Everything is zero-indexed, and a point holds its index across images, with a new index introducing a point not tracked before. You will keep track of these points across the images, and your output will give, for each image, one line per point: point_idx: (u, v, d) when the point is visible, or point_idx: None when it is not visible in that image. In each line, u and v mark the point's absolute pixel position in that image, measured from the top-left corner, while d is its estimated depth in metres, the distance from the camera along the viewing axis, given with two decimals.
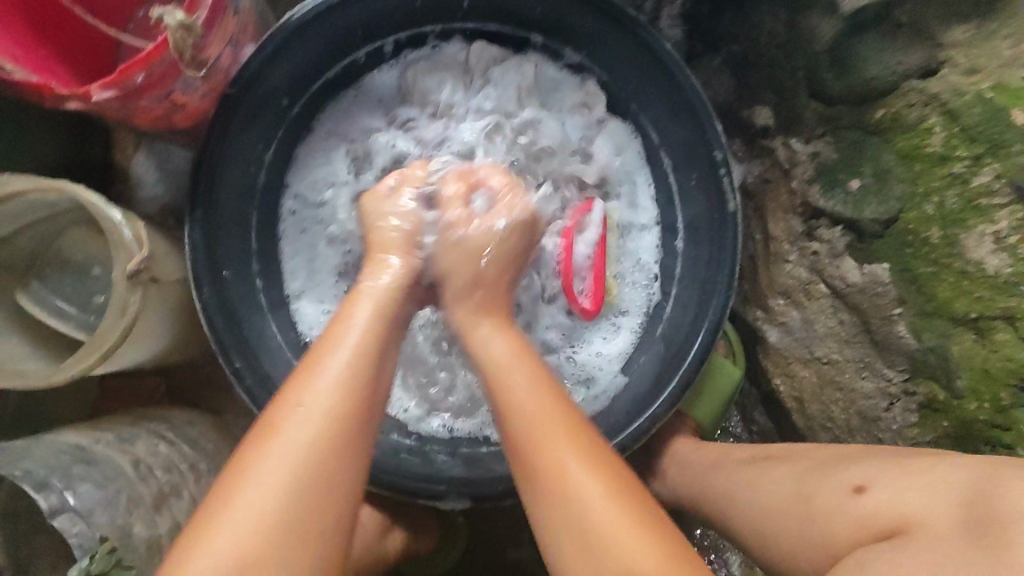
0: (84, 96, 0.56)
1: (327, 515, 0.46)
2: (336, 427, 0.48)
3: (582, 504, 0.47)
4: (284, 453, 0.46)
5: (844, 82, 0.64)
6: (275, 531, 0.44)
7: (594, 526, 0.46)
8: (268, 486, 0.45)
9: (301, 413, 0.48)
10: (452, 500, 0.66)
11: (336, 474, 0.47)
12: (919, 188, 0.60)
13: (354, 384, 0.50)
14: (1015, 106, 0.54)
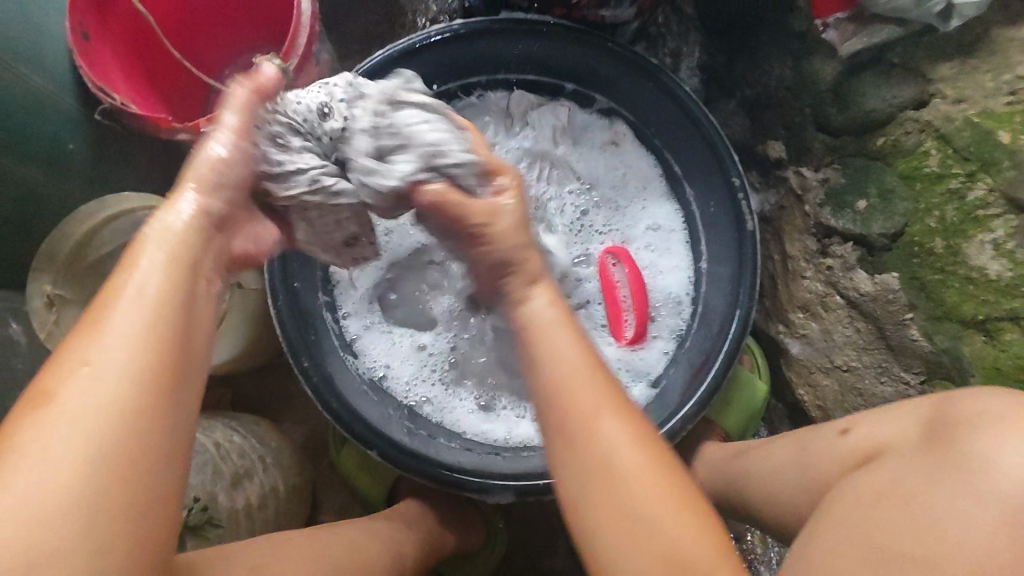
0: (193, 128, 0.66)
1: (129, 482, 0.36)
2: (135, 385, 0.37)
3: (620, 461, 0.45)
4: (67, 420, 0.35)
5: (847, 114, 0.71)
6: (82, 481, 0.35)
7: (614, 472, 0.44)
8: (60, 456, 0.35)
9: (90, 369, 0.37)
10: (496, 494, 0.71)
11: (135, 432, 0.36)
12: (920, 204, 0.67)
13: (151, 357, 0.38)
14: (1000, 128, 0.61)
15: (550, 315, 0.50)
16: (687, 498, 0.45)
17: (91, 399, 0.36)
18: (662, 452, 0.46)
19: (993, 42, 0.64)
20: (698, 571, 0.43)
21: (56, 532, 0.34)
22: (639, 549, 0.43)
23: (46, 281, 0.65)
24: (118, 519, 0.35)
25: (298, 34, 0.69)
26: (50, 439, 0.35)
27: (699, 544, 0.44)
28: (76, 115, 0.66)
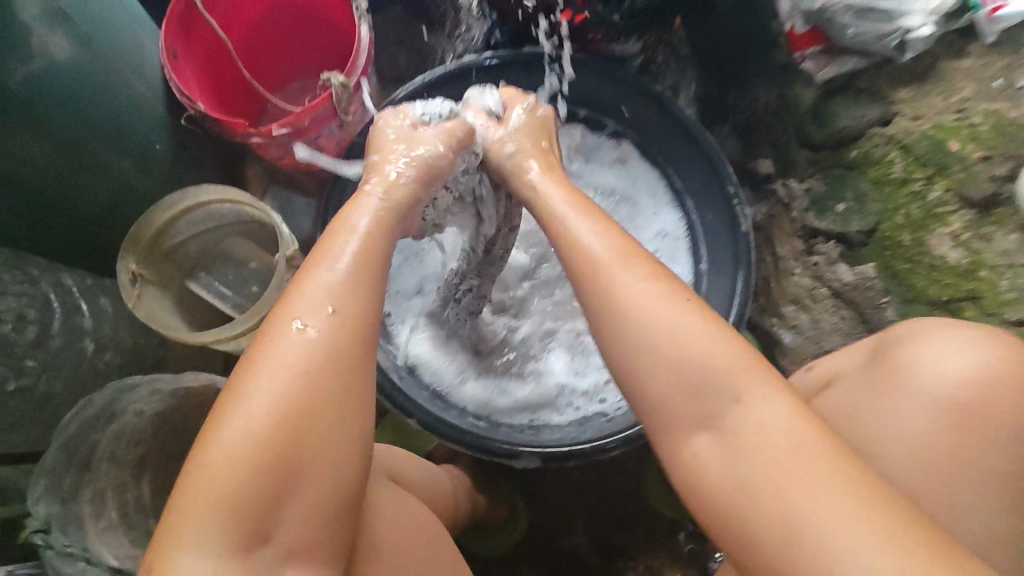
0: (267, 133, 0.77)
1: (351, 406, 0.43)
2: (358, 334, 0.45)
3: (621, 302, 0.48)
4: (299, 355, 0.42)
5: (825, 131, 0.84)
6: (320, 400, 0.42)
7: (657, 328, 0.47)
8: (295, 380, 0.42)
9: (329, 315, 0.44)
10: (523, 459, 0.78)
11: (362, 369, 0.44)
12: (889, 205, 0.78)
13: (365, 312, 0.46)
14: (950, 139, 0.74)
15: (605, 257, 0.50)
16: (741, 346, 0.46)
17: (322, 332, 0.44)
18: (679, 292, 0.48)
19: (942, 71, 0.77)
20: (717, 395, 0.45)
21: (299, 443, 0.41)
22: (665, 383, 0.46)
23: (131, 260, 0.73)
24: (346, 436, 0.42)
25: (358, 56, 0.79)
26: (292, 363, 0.42)
27: (765, 401, 0.44)
28: (162, 116, 0.74)
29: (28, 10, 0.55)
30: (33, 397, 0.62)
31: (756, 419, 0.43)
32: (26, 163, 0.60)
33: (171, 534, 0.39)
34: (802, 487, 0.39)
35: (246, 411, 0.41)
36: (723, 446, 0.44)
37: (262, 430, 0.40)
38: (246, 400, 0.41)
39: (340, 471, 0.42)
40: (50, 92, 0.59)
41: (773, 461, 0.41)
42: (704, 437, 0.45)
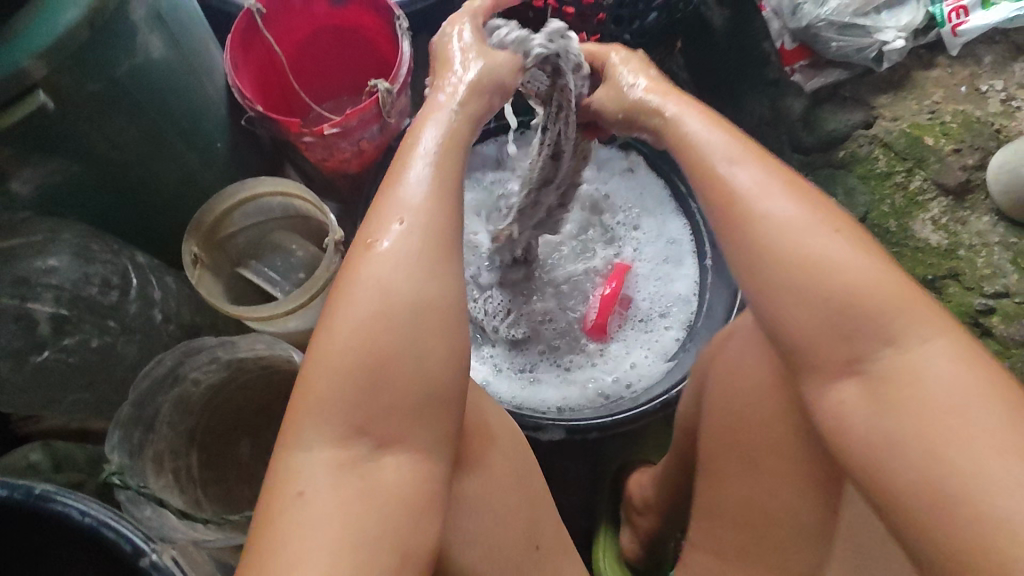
0: (319, 132, 0.86)
1: (434, 313, 0.44)
2: (434, 243, 0.45)
3: (764, 231, 0.47)
4: (381, 270, 0.44)
5: (814, 135, 0.91)
6: (400, 308, 0.43)
7: (803, 260, 0.45)
8: (383, 293, 0.43)
9: (400, 230, 0.44)
10: (549, 431, 0.83)
11: (441, 276, 0.44)
12: (876, 195, 0.85)
13: (440, 221, 0.45)
14: (925, 135, 0.85)
15: (748, 192, 0.47)
16: (898, 285, 0.45)
17: (401, 245, 0.44)
18: (829, 223, 0.46)
19: (913, 80, 0.88)
20: (867, 335, 0.44)
21: (387, 347, 0.42)
22: (815, 326, 0.45)
23: (194, 242, 0.80)
24: (430, 340, 0.43)
25: (400, 67, 0.89)
26: (377, 281, 0.43)
27: (923, 345, 0.43)
28: (224, 117, 0.83)
29: (138, 12, 0.64)
30: (107, 359, 0.68)
31: (914, 359, 0.43)
32: (118, 145, 0.69)
33: (287, 437, 0.43)
34: (954, 428, 0.41)
35: (341, 322, 0.43)
36: (875, 394, 0.44)
37: (357, 340, 0.42)
38: (341, 316, 0.43)
39: (427, 373, 0.43)
40: (143, 83, 0.68)
41: (926, 398, 0.42)
42: (853, 384, 0.45)
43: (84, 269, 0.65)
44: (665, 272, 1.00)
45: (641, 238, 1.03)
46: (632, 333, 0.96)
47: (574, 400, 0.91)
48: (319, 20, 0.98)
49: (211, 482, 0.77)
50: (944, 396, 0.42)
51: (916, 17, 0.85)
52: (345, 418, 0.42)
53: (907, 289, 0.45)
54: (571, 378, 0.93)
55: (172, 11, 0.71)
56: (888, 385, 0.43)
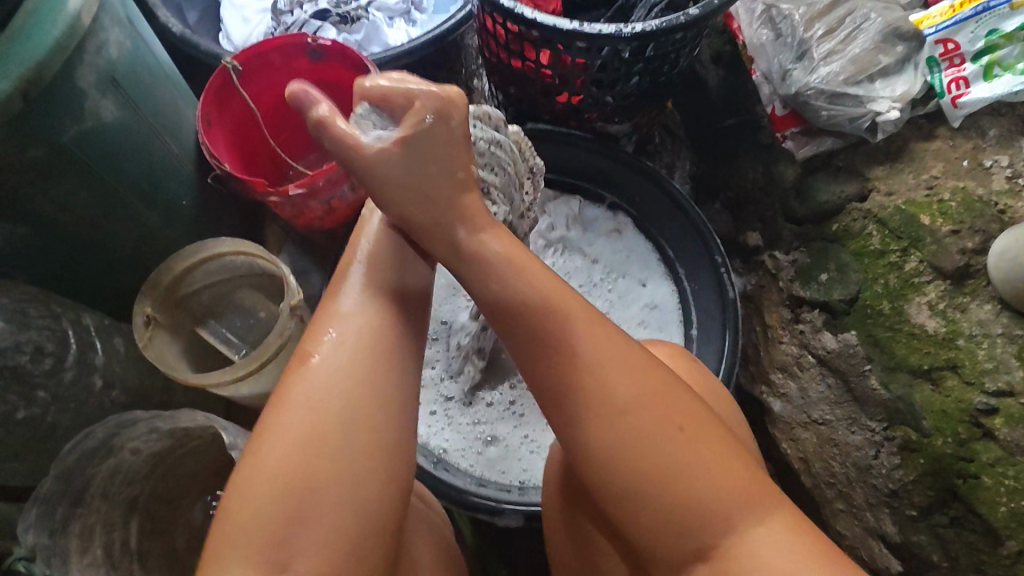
0: (284, 192, 0.82)
1: (362, 430, 0.44)
2: (363, 355, 0.47)
3: (618, 432, 0.44)
4: (313, 379, 0.46)
5: (807, 206, 0.88)
6: (332, 417, 0.44)
7: (648, 463, 0.43)
8: (329, 385, 0.45)
9: (332, 338, 0.48)
10: (506, 517, 0.78)
11: (367, 392, 0.46)
12: (869, 274, 0.81)
13: (372, 329, 0.48)
14: (922, 214, 0.78)
15: (564, 317, 0.46)
16: (733, 462, 0.45)
17: (328, 360, 0.46)
18: (670, 418, 0.44)
19: (911, 152, 0.82)
20: (707, 527, 0.43)
21: (310, 471, 0.42)
22: (651, 509, 0.43)
23: (146, 304, 0.77)
24: (359, 464, 0.43)
25: None
26: (302, 399, 0.45)
27: (759, 528, 0.43)
28: (191, 174, 0.82)
29: (87, 78, 0.63)
30: (39, 426, 0.67)
31: (740, 533, 0.43)
32: (65, 207, 0.68)
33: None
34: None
35: (277, 424, 0.44)
36: (716, 574, 0.43)
37: (285, 453, 0.43)
38: (270, 429, 0.44)
39: (353, 496, 0.42)
40: (94, 147, 0.66)
41: (760, 571, 0.42)
42: (705, 574, 0.43)
43: (15, 336, 0.63)
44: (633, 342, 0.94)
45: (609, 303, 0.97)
46: None
47: (542, 478, 0.85)
48: (301, 75, 0.96)
49: (155, 557, 0.73)
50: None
51: (913, 86, 0.80)
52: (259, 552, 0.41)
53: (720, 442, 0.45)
54: (541, 456, 0.86)
55: (132, 72, 0.69)
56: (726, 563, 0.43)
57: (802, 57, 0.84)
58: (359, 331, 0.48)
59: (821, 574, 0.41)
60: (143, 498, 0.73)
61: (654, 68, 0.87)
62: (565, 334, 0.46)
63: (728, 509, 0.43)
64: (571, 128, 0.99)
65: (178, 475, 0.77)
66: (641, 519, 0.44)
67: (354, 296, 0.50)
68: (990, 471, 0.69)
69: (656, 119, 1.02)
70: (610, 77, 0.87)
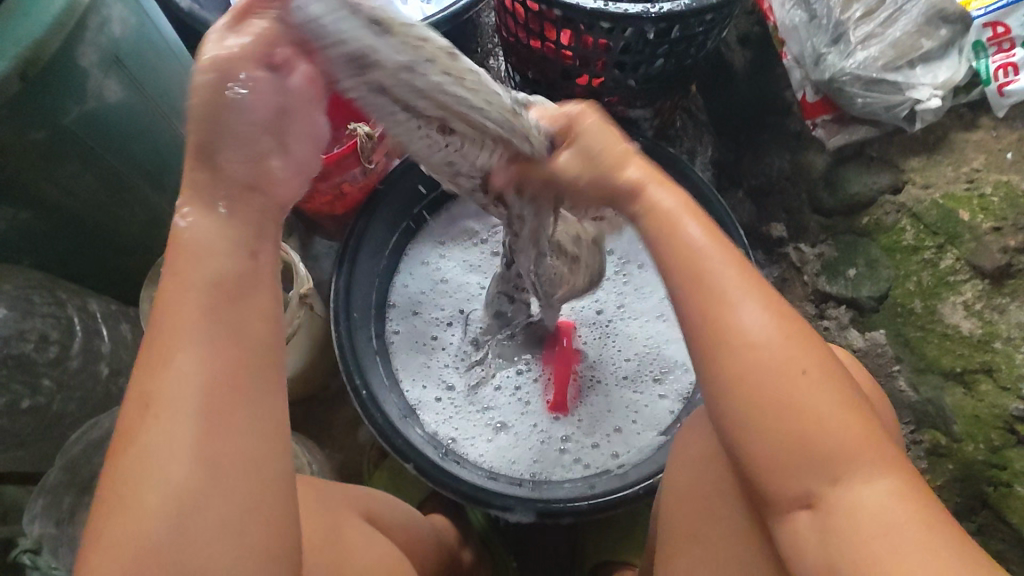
0: None
1: (219, 469, 0.37)
2: (210, 385, 0.38)
3: (740, 357, 0.44)
4: (179, 399, 0.38)
5: (836, 197, 0.84)
6: (201, 451, 0.37)
7: (787, 395, 0.43)
8: (175, 424, 0.37)
9: (197, 348, 0.39)
10: (517, 513, 0.75)
11: (221, 421, 0.38)
12: (901, 270, 0.77)
13: (217, 344, 0.39)
14: (960, 209, 0.74)
15: (717, 263, 0.46)
16: (854, 411, 0.43)
17: (181, 388, 0.38)
18: (797, 358, 0.43)
19: (951, 143, 0.77)
20: (824, 463, 0.42)
21: (156, 533, 0.36)
22: (771, 433, 0.43)
23: (154, 290, 0.76)
24: (222, 504, 0.37)
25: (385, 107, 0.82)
26: (142, 445, 0.37)
27: (876, 482, 0.42)
28: None
29: (88, 57, 0.60)
30: (47, 414, 0.66)
31: (858, 473, 0.42)
32: (69, 191, 0.66)
33: None
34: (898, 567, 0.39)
35: (119, 476, 0.37)
36: (823, 524, 0.42)
37: (142, 487, 0.36)
38: (138, 477, 0.36)
39: (218, 549, 0.37)
40: (97, 130, 0.64)
41: (886, 517, 0.40)
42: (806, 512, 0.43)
43: (20, 324, 0.63)
44: (651, 333, 0.91)
45: (624, 293, 0.94)
46: (605, 390, 0.88)
47: (553, 471, 0.82)
48: None
49: None
50: (895, 532, 0.40)
51: (956, 72, 0.75)
52: None
53: (847, 379, 0.44)
54: (553, 449, 0.84)
55: (137, 51, 0.67)
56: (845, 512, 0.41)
57: (838, 41, 0.79)
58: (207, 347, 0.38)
59: (942, 531, 0.40)
60: None
61: (680, 50, 0.83)
62: (708, 256, 0.46)
63: (854, 450, 0.42)
64: None
65: None
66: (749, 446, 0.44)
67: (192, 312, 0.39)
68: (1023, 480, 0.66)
69: (679, 103, 0.98)
70: (634, 59, 0.82)
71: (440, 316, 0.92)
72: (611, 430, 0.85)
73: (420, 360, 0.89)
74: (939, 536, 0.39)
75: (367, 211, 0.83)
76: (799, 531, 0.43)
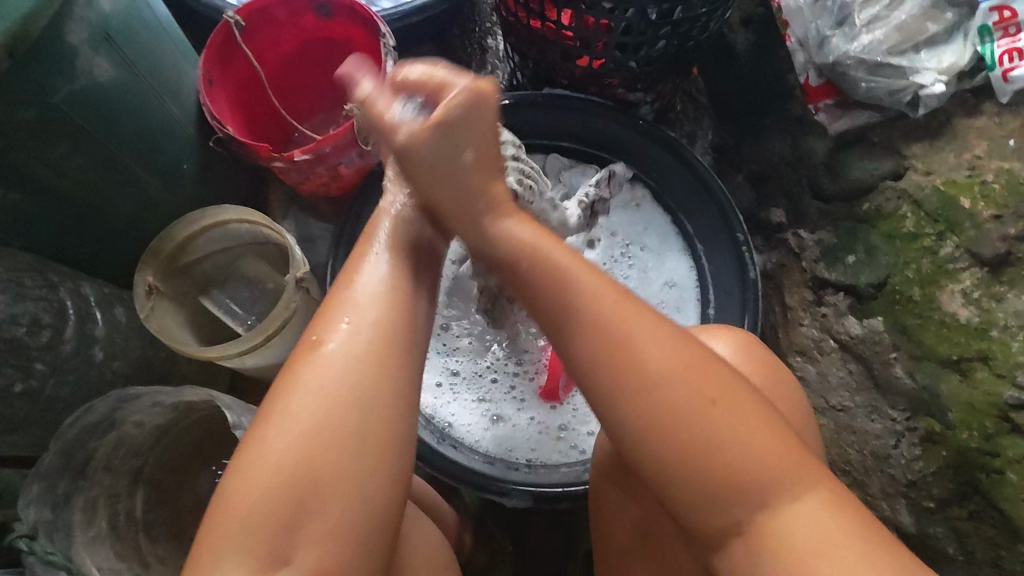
0: (289, 158, 0.78)
1: (371, 422, 0.43)
2: (375, 351, 0.45)
3: (653, 396, 0.42)
4: (332, 364, 0.44)
5: (837, 183, 0.84)
6: (324, 430, 0.42)
7: (697, 435, 0.42)
8: (337, 374, 0.44)
9: (345, 330, 0.46)
10: (514, 498, 0.75)
11: (375, 385, 0.44)
12: (900, 258, 0.77)
13: (383, 319, 0.46)
14: (961, 196, 0.73)
15: (600, 289, 0.45)
16: (777, 438, 0.43)
17: (339, 348, 0.45)
18: (698, 390, 0.42)
19: (954, 129, 0.77)
20: (747, 500, 0.42)
21: (315, 466, 0.41)
22: (684, 466, 0.42)
23: (149, 273, 0.75)
24: (373, 450, 0.43)
25: None
26: (312, 384, 0.43)
27: (801, 501, 0.42)
28: (192, 136, 0.77)
29: (77, 34, 0.59)
30: (42, 397, 0.66)
31: (781, 501, 0.42)
32: (60, 171, 0.64)
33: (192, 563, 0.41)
34: (828, 571, 0.39)
35: (278, 424, 0.42)
36: (750, 553, 0.42)
37: (302, 426, 0.42)
38: (260, 442, 0.42)
39: (366, 488, 0.42)
40: (90, 111, 0.63)
41: (811, 536, 0.41)
42: (739, 545, 0.42)
43: (9, 308, 0.61)
44: None
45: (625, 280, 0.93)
46: None
47: (550, 458, 0.82)
48: (306, 32, 0.91)
49: (161, 528, 0.73)
50: (823, 548, 0.40)
51: (961, 57, 0.74)
52: (263, 546, 0.40)
53: (758, 400, 0.44)
54: (548, 438, 0.84)
55: (127, 28, 0.65)
56: (770, 542, 0.41)
57: (843, 23, 0.78)
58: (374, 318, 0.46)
59: (877, 537, 0.41)
60: (148, 470, 0.73)
61: (682, 32, 0.82)
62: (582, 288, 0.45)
63: (772, 475, 0.42)
64: (588, 93, 0.93)
65: (180, 446, 0.77)
66: (666, 476, 0.43)
67: (363, 290, 0.48)
68: (1015, 467, 0.67)
69: (680, 85, 0.97)
70: (637, 40, 0.81)
71: (438, 303, 0.91)
72: None
73: None
74: (871, 541, 0.41)
75: (363, 194, 0.82)
76: (733, 561, 0.43)
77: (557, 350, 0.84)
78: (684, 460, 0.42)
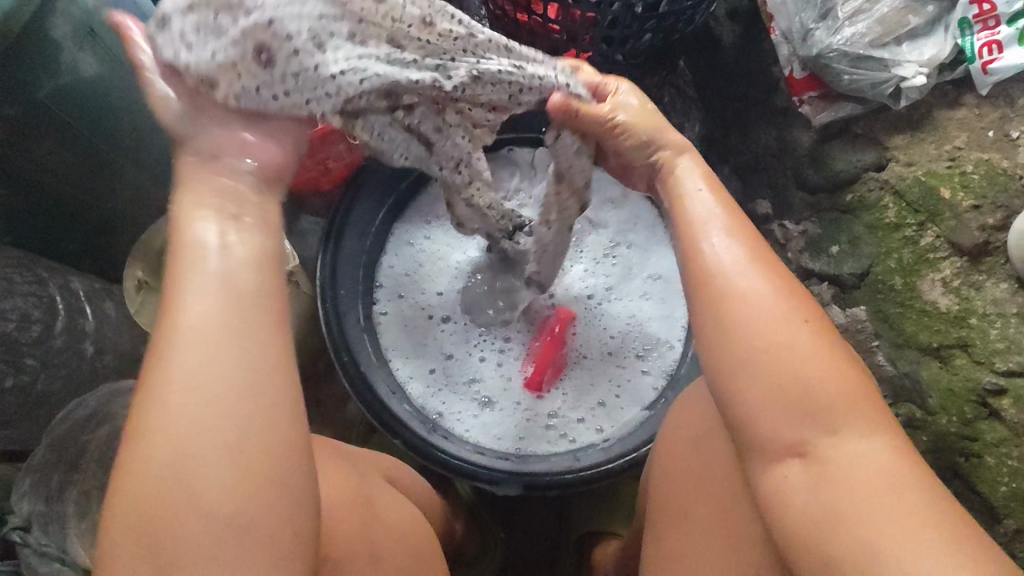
0: None
1: (255, 403, 0.36)
2: (240, 328, 0.37)
3: (741, 312, 0.43)
4: (199, 345, 0.36)
5: (821, 174, 0.85)
6: (211, 411, 0.35)
7: (781, 348, 0.42)
8: (205, 356, 0.36)
9: (211, 294, 0.37)
10: (505, 486, 0.76)
11: (253, 366, 0.36)
12: (882, 247, 0.78)
13: (250, 291, 0.38)
14: (942, 186, 0.75)
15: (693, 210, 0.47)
16: (860, 383, 0.43)
17: (207, 320, 0.37)
18: (794, 311, 0.43)
19: (935, 120, 0.78)
20: (822, 426, 0.42)
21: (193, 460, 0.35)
22: (754, 381, 0.42)
23: (138, 268, 0.75)
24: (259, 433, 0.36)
25: None
26: (175, 375, 0.36)
27: (877, 445, 0.41)
28: None
29: (61, 28, 0.58)
30: (35, 392, 0.66)
31: (852, 440, 0.41)
32: (46, 167, 0.64)
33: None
34: (894, 528, 0.38)
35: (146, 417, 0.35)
36: (809, 481, 0.42)
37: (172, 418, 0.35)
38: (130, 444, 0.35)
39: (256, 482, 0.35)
40: (76, 106, 0.63)
41: (884, 489, 0.40)
42: (793, 470, 0.42)
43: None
44: (637, 311, 0.92)
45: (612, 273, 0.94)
46: (590, 367, 0.89)
47: (538, 447, 0.83)
48: None
49: None
50: (890, 498, 0.39)
51: (941, 50, 0.75)
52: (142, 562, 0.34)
53: (848, 352, 0.44)
54: (537, 427, 0.85)
55: (111, 23, 0.65)
56: (832, 480, 0.41)
57: (826, 16, 0.79)
58: (239, 288, 0.38)
59: (946, 501, 0.40)
60: None
61: (668, 25, 0.82)
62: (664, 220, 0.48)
63: (849, 408, 0.42)
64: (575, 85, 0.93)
65: None
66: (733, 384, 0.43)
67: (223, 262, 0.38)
68: (992, 451, 0.69)
69: (666, 78, 0.97)
70: (623, 33, 0.81)
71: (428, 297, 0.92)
72: (592, 408, 0.86)
73: (406, 338, 0.89)
74: (935, 497, 0.40)
75: (351, 188, 0.82)
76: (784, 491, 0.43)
77: (546, 344, 0.87)
78: (761, 365, 0.42)
